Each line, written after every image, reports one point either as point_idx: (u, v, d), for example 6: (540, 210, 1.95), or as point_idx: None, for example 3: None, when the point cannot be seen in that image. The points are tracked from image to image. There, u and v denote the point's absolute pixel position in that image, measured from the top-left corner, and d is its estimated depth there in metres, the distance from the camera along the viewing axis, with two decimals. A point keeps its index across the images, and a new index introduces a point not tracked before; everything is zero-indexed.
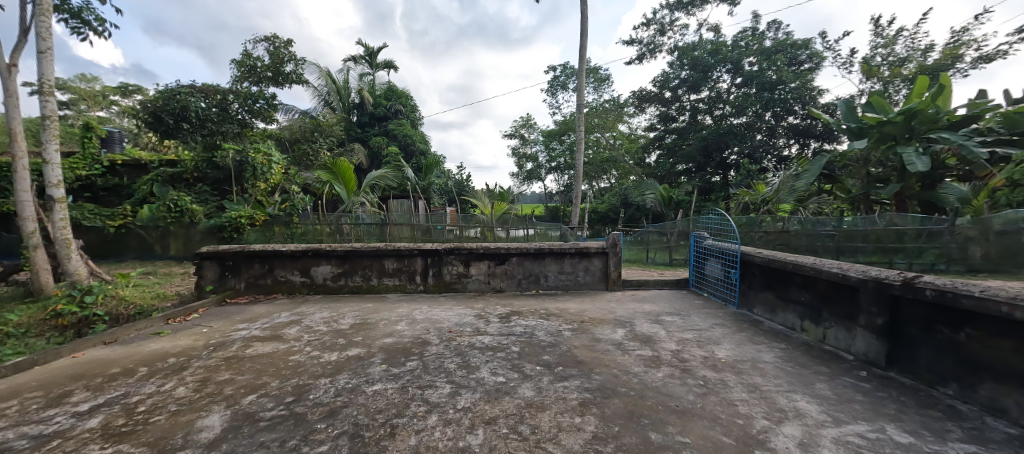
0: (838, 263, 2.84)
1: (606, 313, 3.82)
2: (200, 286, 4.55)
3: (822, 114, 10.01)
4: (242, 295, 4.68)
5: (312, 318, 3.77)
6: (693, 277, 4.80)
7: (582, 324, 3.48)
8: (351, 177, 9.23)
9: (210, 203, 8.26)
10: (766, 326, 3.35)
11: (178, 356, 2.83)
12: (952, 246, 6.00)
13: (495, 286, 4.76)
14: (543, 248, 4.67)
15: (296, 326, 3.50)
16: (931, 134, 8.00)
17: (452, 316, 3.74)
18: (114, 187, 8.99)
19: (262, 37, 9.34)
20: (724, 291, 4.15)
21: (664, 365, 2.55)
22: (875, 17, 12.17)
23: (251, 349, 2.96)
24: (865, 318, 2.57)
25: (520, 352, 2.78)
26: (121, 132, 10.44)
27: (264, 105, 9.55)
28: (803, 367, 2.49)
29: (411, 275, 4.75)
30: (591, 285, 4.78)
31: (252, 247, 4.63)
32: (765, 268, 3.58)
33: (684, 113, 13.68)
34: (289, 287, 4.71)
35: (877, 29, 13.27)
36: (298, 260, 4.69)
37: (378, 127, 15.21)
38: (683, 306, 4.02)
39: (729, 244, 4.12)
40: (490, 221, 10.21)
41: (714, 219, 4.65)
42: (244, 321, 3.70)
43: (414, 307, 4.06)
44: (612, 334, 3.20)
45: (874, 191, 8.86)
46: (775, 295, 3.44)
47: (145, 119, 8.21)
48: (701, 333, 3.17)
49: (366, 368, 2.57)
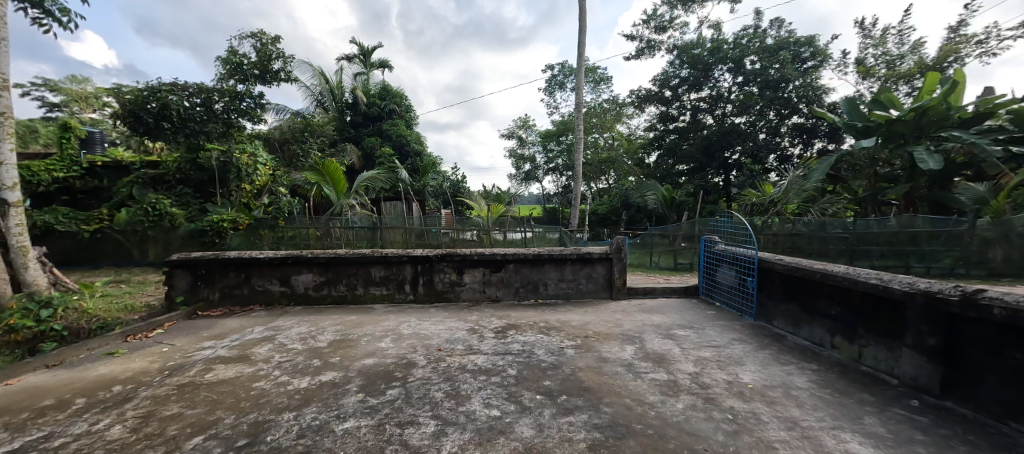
0: (876, 273, 2.51)
1: (611, 326, 3.47)
2: (170, 297, 4.20)
3: (825, 112, 9.77)
4: (215, 308, 4.31)
5: (289, 333, 3.42)
6: (703, 284, 4.48)
7: (586, 340, 3.14)
8: (341, 177, 8.84)
9: (192, 206, 7.73)
10: (788, 340, 3.03)
11: (126, 383, 2.48)
12: (973, 249, 5.69)
13: (492, 296, 4.41)
14: (543, 253, 4.33)
15: (268, 344, 3.14)
16: (942, 133, 7.75)
17: (443, 331, 3.38)
18: (93, 190, 8.59)
19: (248, 33, 8.96)
20: (738, 300, 3.83)
21: (683, 393, 2.21)
22: (865, 17, 12.07)
23: (211, 374, 2.60)
24: (912, 337, 2.25)
25: (517, 377, 2.44)
26: (102, 133, 10.05)
27: (252, 104, 9.15)
28: (844, 396, 2.16)
29: (401, 284, 4.39)
30: (593, 293, 4.44)
31: (227, 254, 4.28)
32: (787, 276, 3.26)
33: (685, 113, 13.37)
34: (267, 297, 4.35)
35: (866, 30, 13.14)
36: (277, 268, 4.33)
37: (371, 127, 14.82)
38: (695, 318, 3.69)
39: (746, 249, 3.77)
40: (487, 224, 9.86)
41: (725, 223, 4.32)
42: (211, 338, 3.34)
43: (402, 321, 3.70)
44: (621, 352, 2.85)
45: (881, 191, 8.59)
46: (797, 307, 3.13)
47: (123, 118, 7.80)
48: (719, 350, 2.85)
49: (338, 398, 2.22)
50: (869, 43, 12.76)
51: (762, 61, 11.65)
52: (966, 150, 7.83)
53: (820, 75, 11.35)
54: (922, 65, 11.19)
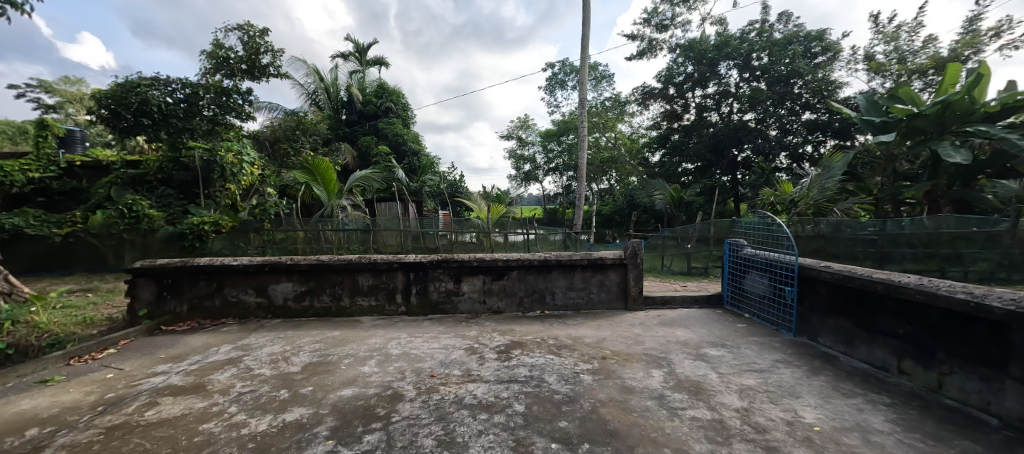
0: (962, 286, 2.07)
1: (632, 344, 3.01)
2: (132, 309, 3.74)
3: (841, 107, 9.29)
4: (183, 321, 3.85)
5: (258, 354, 2.95)
6: (727, 293, 4.02)
7: (604, 362, 2.68)
8: (332, 177, 8.33)
9: (174, 208, 7.20)
10: (842, 363, 2.59)
11: (45, 426, 2.02)
12: (1015, 250, 5.05)
13: (493, 307, 3.96)
14: (550, 259, 3.89)
15: (232, 369, 2.69)
16: (966, 128, 7.28)
17: (438, 351, 2.93)
18: (71, 191, 8.11)
19: (234, 25, 8.53)
20: (773, 313, 3.37)
21: (735, 440, 1.76)
22: (874, 13, 11.68)
23: (152, 411, 2.14)
24: (1021, 368, 1.80)
25: (526, 416, 1.98)
26: (83, 131, 9.58)
27: (240, 101, 8.70)
28: (941, 444, 1.70)
29: (391, 294, 3.93)
30: (606, 304, 3.99)
31: (197, 261, 3.82)
32: (835, 287, 2.81)
33: (690, 111, 12.95)
34: (242, 309, 3.90)
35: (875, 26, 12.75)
36: (253, 276, 3.88)
37: (367, 126, 14.34)
38: (725, 333, 3.23)
39: (781, 254, 3.32)
40: (488, 227, 9.42)
41: (755, 224, 3.84)
42: (167, 360, 2.87)
43: (391, 338, 3.24)
44: (647, 379, 2.40)
45: (901, 190, 8.15)
46: (850, 323, 2.69)
47: (100, 114, 7.34)
48: (764, 376, 2.40)
49: (302, 448, 1.76)
50: (879, 39, 12.38)
51: (770, 56, 11.21)
52: (992, 146, 7.38)
53: (832, 69, 10.91)
54: (937, 60, 10.76)
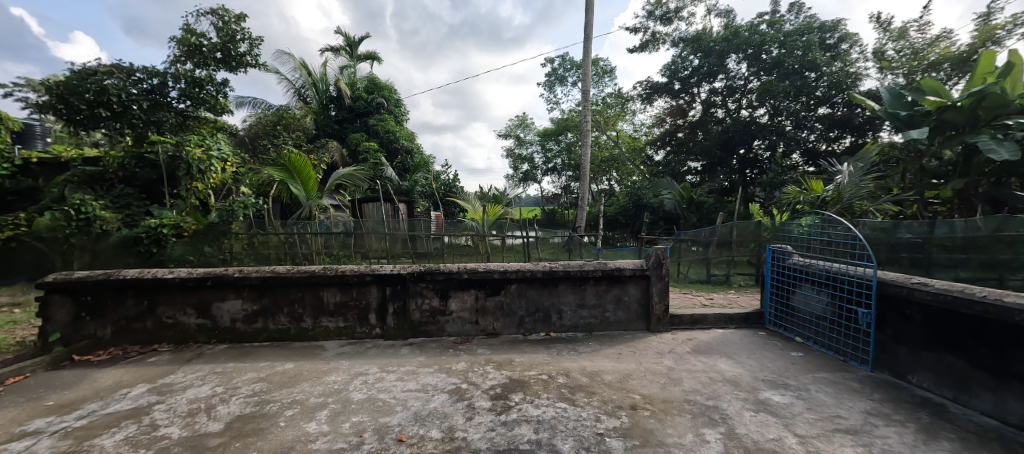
0: None
1: (666, 384, 2.32)
2: (42, 334, 3.01)
3: (863, 99, 8.53)
4: (107, 348, 3.14)
5: (177, 400, 2.24)
6: (771, 311, 3.36)
7: (635, 415, 1.98)
8: (311, 175, 7.59)
9: (134, 209, 6.42)
10: (958, 416, 1.92)
11: None
12: None
13: (487, 328, 3.27)
14: (556, 270, 3.19)
15: (130, 427, 1.97)
16: (1003, 121, 6.44)
17: (414, 397, 2.21)
18: (26, 190, 7.31)
19: (207, 9, 7.79)
20: (838, 339, 2.70)
21: None
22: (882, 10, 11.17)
23: None
24: None
25: None
26: (43, 125, 8.88)
27: (215, 93, 7.96)
28: None
29: (363, 313, 3.24)
30: (625, 325, 3.30)
31: (122, 274, 3.10)
32: (937, 310, 2.14)
33: (696, 106, 12.37)
34: (180, 333, 3.19)
35: (884, 22, 12.20)
36: (193, 292, 3.17)
37: (357, 122, 13.60)
38: (782, 366, 2.54)
39: (849, 266, 2.64)
40: (482, 229, 8.78)
41: (808, 226, 3.13)
42: (48, 413, 2.13)
43: (356, 375, 2.53)
44: (702, 448, 1.69)
45: (929, 189, 7.34)
46: (964, 360, 2.02)
47: (50, 104, 6.54)
48: (866, 444, 1.71)
49: None
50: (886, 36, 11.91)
51: (783, 48, 10.58)
52: None
53: (852, 62, 10.27)
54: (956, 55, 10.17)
